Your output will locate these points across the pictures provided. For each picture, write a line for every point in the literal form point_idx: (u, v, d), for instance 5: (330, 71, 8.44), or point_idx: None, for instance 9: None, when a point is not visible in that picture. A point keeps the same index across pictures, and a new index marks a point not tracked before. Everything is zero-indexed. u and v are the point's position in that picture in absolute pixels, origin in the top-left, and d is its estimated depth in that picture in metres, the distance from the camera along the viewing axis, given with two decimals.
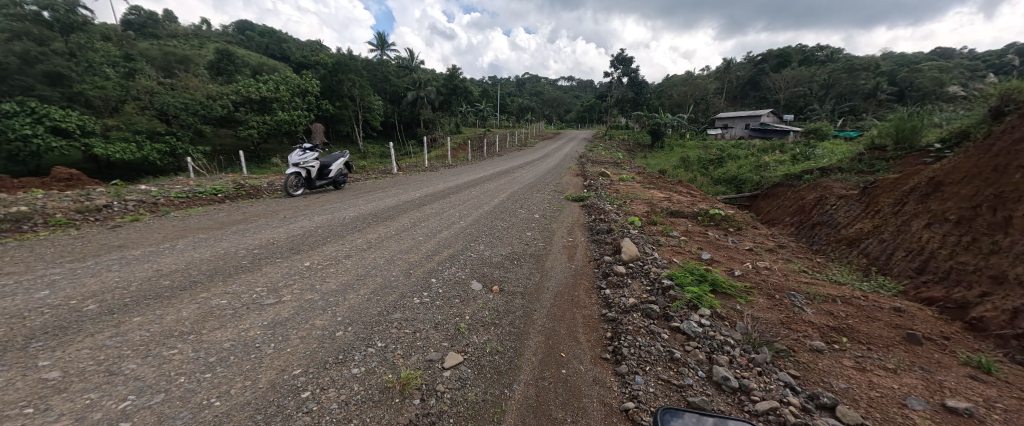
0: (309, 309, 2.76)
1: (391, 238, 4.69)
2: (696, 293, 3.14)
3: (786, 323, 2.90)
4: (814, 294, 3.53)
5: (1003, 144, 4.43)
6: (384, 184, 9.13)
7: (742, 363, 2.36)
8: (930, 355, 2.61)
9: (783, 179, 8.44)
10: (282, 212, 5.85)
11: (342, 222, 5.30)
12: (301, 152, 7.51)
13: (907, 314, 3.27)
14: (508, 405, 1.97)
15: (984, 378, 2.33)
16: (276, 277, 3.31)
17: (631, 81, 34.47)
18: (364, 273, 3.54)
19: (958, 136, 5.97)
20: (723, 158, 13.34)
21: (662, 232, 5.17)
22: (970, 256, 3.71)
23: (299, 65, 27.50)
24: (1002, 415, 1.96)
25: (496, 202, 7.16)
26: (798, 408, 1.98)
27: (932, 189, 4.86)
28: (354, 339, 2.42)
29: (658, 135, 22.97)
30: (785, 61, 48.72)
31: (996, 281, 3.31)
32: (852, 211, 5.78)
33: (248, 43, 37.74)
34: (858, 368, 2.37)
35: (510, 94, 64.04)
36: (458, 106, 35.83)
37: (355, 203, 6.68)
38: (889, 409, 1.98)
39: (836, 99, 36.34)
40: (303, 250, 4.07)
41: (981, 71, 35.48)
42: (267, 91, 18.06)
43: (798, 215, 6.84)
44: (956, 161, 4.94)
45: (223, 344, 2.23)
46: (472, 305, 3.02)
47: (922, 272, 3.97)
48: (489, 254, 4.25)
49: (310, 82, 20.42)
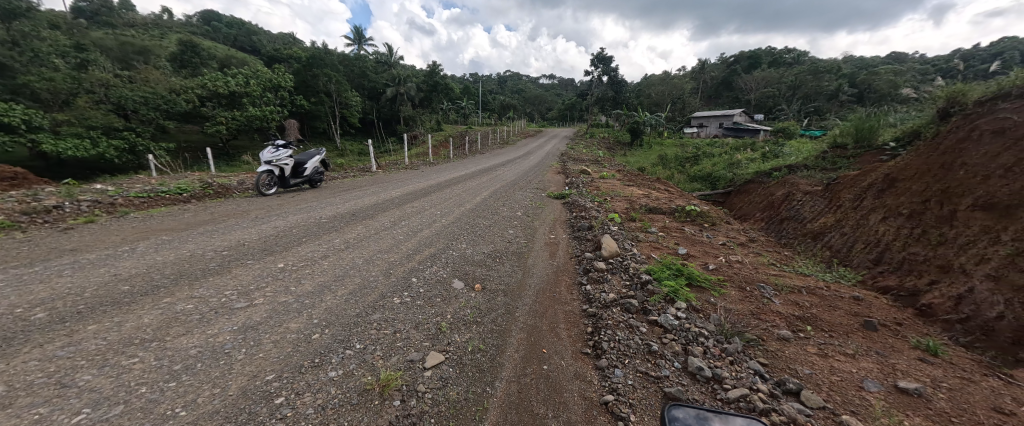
0: (283, 312, 2.67)
1: (370, 237, 4.60)
2: (673, 286, 3.23)
3: (756, 314, 3.04)
4: (782, 285, 3.71)
5: (950, 142, 4.76)
6: (363, 182, 8.92)
7: (715, 353, 2.45)
8: (884, 339, 2.80)
9: (754, 176, 8.79)
10: (253, 212, 5.63)
11: (318, 222, 5.15)
12: (273, 149, 7.21)
13: (865, 302, 3.49)
14: (490, 402, 1.97)
15: (931, 361, 2.53)
16: (247, 279, 3.18)
17: (610, 80, 34.99)
18: (342, 273, 3.46)
19: (910, 136, 6.39)
20: (699, 156, 13.77)
21: (641, 229, 5.29)
22: (920, 247, 3.98)
23: (270, 58, 26.41)
24: (947, 394, 2.13)
25: (477, 200, 7.13)
26: (766, 394, 2.08)
27: (887, 185, 5.18)
28: (331, 341, 2.36)
29: (637, 134, 23.51)
30: (756, 63, 50.65)
31: (944, 270, 3.57)
32: (817, 206, 6.09)
33: (215, 34, 36.02)
34: (821, 354, 2.52)
35: (491, 92, 63.75)
36: (438, 103, 35.38)
37: (332, 201, 6.50)
38: (848, 392, 2.11)
39: (802, 99, 38.16)
40: (276, 251, 3.92)
41: (931, 75, 38.12)
42: (235, 85, 16.91)
43: (767, 210, 7.15)
44: (909, 158, 5.28)
45: (189, 351, 2.13)
46: (453, 304, 3.00)
47: (878, 263, 4.24)
48: (471, 252, 4.23)
49: (282, 76, 19.66)
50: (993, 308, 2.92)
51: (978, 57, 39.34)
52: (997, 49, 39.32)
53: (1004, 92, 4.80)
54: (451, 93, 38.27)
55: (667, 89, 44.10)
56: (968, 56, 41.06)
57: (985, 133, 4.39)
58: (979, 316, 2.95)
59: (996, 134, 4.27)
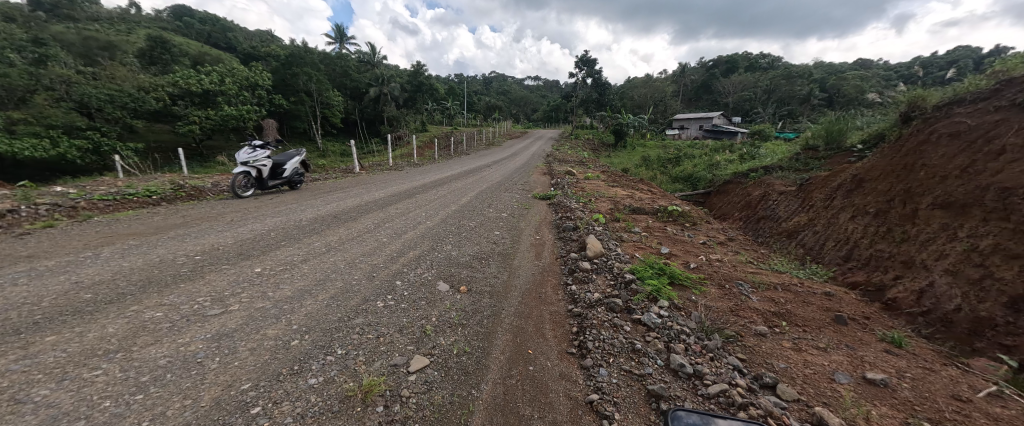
0: (260, 318, 2.58)
1: (353, 240, 4.50)
2: (655, 285, 3.28)
3: (735, 311, 3.13)
4: (759, 282, 3.83)
5: (911, 145, 5.03)
6: (344, 184, 8.74)
7: (696, 350, 2.50)
8: (854, 333, 2.93)
9: (732, 177, 9.06)
10: (229, 215, 5.43)
11: (299, 224, 5.01)
12: (250, 149, 6.97)
13: (836, 297, 3.64)
14: (475, 405, 1.95)
15: (897, 352, 2.65)
16: (222, 285, 3.05)
17: (594, 82, 35.46)
18: (323, 277, 3.37)
19: (876, 138, 6.72)
20: (680, 157, 14.11)
21: (625, 229, 5.37)
22: (886, 245, 4.18)
23: (247, 56, 25.66)
24: (911, 383, 2.25)
25: (463, 201, 7.09)
26: (745, 388, 2.13)
27: (855, 185, 5.43)
28: (311, 347, 2.30)
29: (621, 135, 23.91)
30: (733, 67, 52.28)
31: (907, 265, 3.76)
32: (791, 205, 6.33)
33: (187, 31, 34.69)
34: (795, 349, 2.61)
35: (476, 92, 63.59)
36: (422, 104, 35.05)
37: (313, 203, 6.34)
38: (821, 385, 2.20)
39: (777, 103, 39.63)
40: (253, 255, 3.79)
41: (894, 81, 40.26)
42: (210, 83, 16.31)
43: (745, 210, 7.38)
44: (874, 160, 5.55)
45: (158, 362, 2.03)
46: (438, 306, 2.97)
47: (848, 259, 4.43)
48: (456, 254, 4.20)
49: (260, 75, 19.07)
50: (951, 301, 3.11)
51: (936, 63, 41.82)
52: (953, 57, 41.87)
53: (959, 97, 5.11)
54: (435, 93, 37.97)
55: (649, 92, 45.01)
56: (927, 63, 43.54)
57: (942, 136, 4.67)
58: (938, 308, 3.13)
59: (952, 137, 4.54)
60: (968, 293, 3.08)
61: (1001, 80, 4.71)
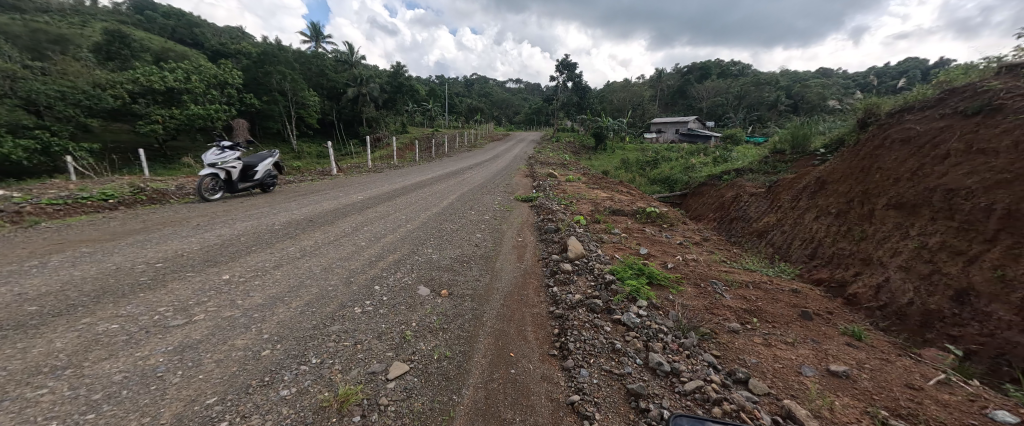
0: (227, 328, 2.46)
1: (329, 244, 4.37)
2: (634, 286, 3.35)
3: (710, 309, 3.23)
4: (732, 280, 3.98)
5: (868, 149, 5.35)
6: (321, 186, 8.48)
7: (673, 348, 2.56)
8: (818, 328, 3.08)
9: (707, 179, 9.37)
10: (195, 219, 5.17)
11: (271, 228, 4.82)
12: (218, 150, 6.68)
13: (802, 294, 3.82)
14: (456, 411, 1.93)
15: (857, 345, 2.81)
16: (185, 294, 2.89)
17: (575, 86, 35.99)
18: (297, 284, 3.25)
19: (837, 142, 7.11)
20: (658, 160, 14.50)
21: (605, 230, 5.45)
22: (846, 243, 4.43)
23: (215, 53, 24.59)
24: (870, 374, 2.38)
25: (444, 204, 7.02)
26: (719, 384, 2.20)
27: (819, 187, 5.73)
28: (283, 357, 2.21)
29: (601, 138, 24.38)
30: (707, 73, 54.16)
31: (866, 262, 3.99)
32: (761, 206, 6.61)
33: (150, 26, 32.86)
34: (765, 344, 2.71)
35: (457, 94, 63.29)
36: (402, 105, 34.55)
37: (287, 207, 6.12)
38: (789, 378, 2.30)
39: (747, 108, 41.42)
40: (221, 262, 3.61)
41: (852, 89, 42.94)
42: (174, 81, 15.49)
43: (719, 211, 7.65)
44: (835, 163, 5.87)
45: (112, 377, 1.90)
46: (419, 311, 2.92)
47: (813, 258, 4.66)
48: (437, 257, 4.14)
49: (229, 73, 18.28)
50: (904, 295, 3.32)
51: (888, 73, 44.83)
52: (904, 67, 45.04)
53: (909, 105, 5.48)
54: (416, 95, 37.50)
55: (627, 96, 46.11)
56: (880, 73, 46.72)
57: (894, 142, 5.00)
58: (893, 303, 3.33)
59: (904, 142, 4.85)
60: (919, 287, 3.29)
61: (944, 89, 5.07)
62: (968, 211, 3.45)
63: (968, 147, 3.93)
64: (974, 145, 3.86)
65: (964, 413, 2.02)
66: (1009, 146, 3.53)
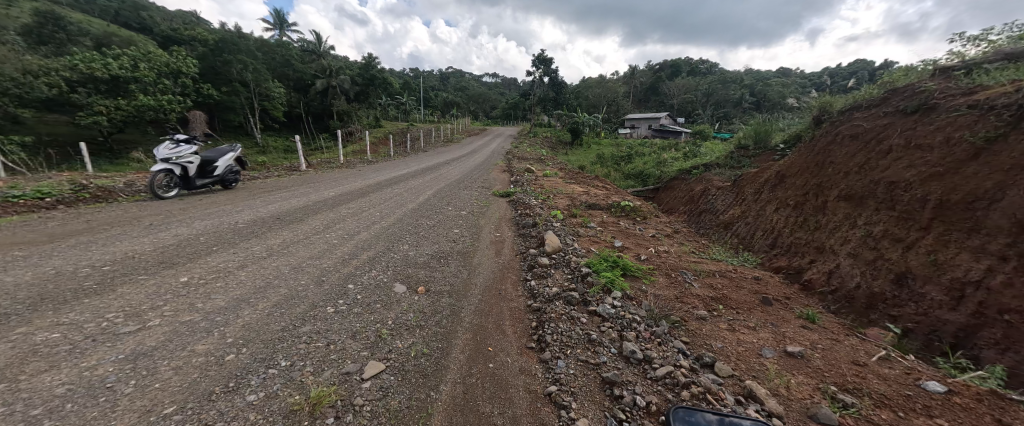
0: (187, 333, 2.33)
1: (299, 243, 4.21)
2: (609, 277, 3.45)
3: (680, 298, 3.36)
4: (700, 270, 4.16)
5: (822, 145, 5.72)
6: (288, 182, 8.10)
7: (646, 336, 2.65)
8: (777, 312, 3.29)
9: (678, 173, 9.72)
10: (148, 218, 4.81)
11: (234, 227, 4.57)
12: (173, 143, 6.21)
13: (763, 281, 4.06)
14: (434, 407, 1.92)
15: (812, 327, 3.02)
16: (137, 299, 2.70)
17: (551, 81, 36.16)
18: (264, 284, 3.10)
19: (794, 138, 7.54)
20: (632, 155, 14.85)
21: (581, 224, 5.54)
22: (803, 233, 4.73)
23: (167, 39, 22.86)
24: (822, 354, 2.57)
25: (421, 200, 6.89)
26: (688, 369, 2.30)
27: (779, 180, 6.08)
28: (249, 361, 2.11)
29: (577, 133, 24.68)
30: (677, 71, 55.79)
31: (820, 251, 4.28)
32: (727, 199, 6.93)
33: (89, 7, 30.00)
34: (730, 329, 2.86)
35: (432, 88, 62.10)
36: (375, 98, 33.51)
37: (254, 204, 5.83)
38: (751, 360, 2.44)
39: (714, 105, 43.14)
40: (178, 263, 3.39)
41: (809, 89, 45.63)
42: (120, 68, 14.19)
43: (689, 204, 7.95)
44: (793, 158, 6.23)
45: (54, 391, 1.75)
46: (395, 309, 2.87)
47: (774, 247, 4.95)
48: (414, 254, 4.08)
49: (184, 62, 17.00)
50: (852, 279, 3.60)
51: (841, 74, 47.97)
52: (853, 68, 48.31)
53: (857, 103, 5.88)
54: (389, 88, 36.48)
55: (602, 93, 46.85)
56: (834, 74, 49.90)
57: (845, 138, 5.35)
58: (843, 287, 3.62)
59: (853, 138, 5.21)
60: (866, 273, 3.58)
61: (888, 89, 5.47)
62: (906, 201, 3.76)
63: (907, 142, 4.26)
64: (913, 141, 4.19)
65: (901, 384, 2.22)
66: (941, 142, 3.85)
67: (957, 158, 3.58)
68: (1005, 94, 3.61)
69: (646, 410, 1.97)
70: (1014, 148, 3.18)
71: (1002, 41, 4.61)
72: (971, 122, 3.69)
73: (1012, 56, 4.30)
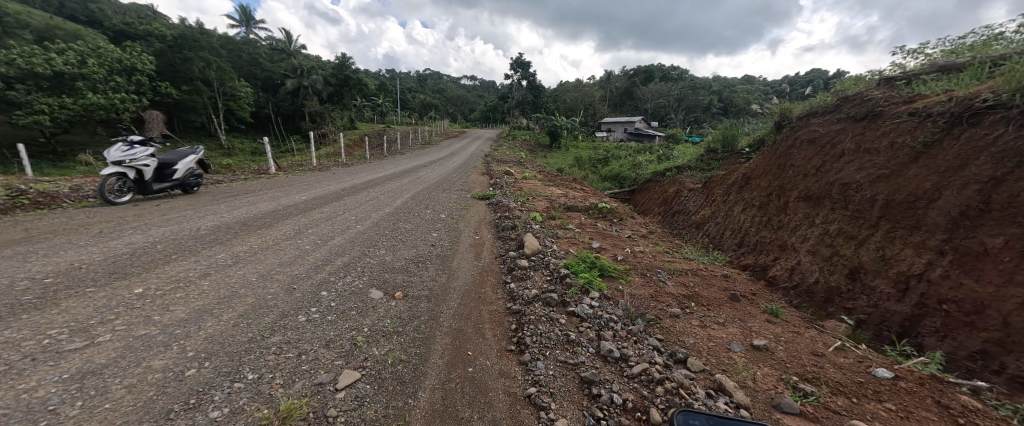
0: (142, 347, 2.18)
1: (267, 249, 4.05)
2: (587, 278, 3.51)
3: (655, 296, 3.46)
4: (673, 269, 4.30)
5: (783, 148, 6.04)
6: (256, 186, 7.75)
7: (623, 335, 2.71)
8: (744, 307, 3.44)
9: (652, 176, 10.03)
10: (97, 225, 4.48)
11: (196, 234, 4.33)
12: (126, 145, 5.79)
13: (731, 278, 4.24)
14: (413, 414, 1.88)
15: (776, 321, 3.19)
16: (84, 313, 2.50)
17: (529, 84, 36.44)
18: (228, 294, 2.94)
19: (758, 142, 7.93)
20: (609, 158, 15.20)
21: (560, 226, 5.60)
22: (768, 232, 4.97)
23: (120, 33, 21.41)
24: (786, 346, 2.71)
25: (398, 203, 6.79)
26: (662, 365, 2.37)
27: (745, 182, 6.38)
28: (212, 375, 1.99)
29: (555, 136, 25.06)
30: (651, 76, 57.54)
31: (783, 249, 4.52)
32: (698, 200, 7.21)
33: None
34: (701, 326, 2.97)
35: (409, 90, 61.24)
36: (350, 99, 32.70)
37: (218, 209, 5.55)
38: (721, 354, 2.54)
39: (686, 110, 44.89)
40: (131, 274, 3.16)
41: (771, 96, 48.41)
42: (65, 64, 13.14)
43: (663, 206, 8.22)
44: (758, 161, 6.56)
45: None
46: (371, 315, 2.80)
47: (742, 246, 5.19)
48: (391, 258, 4.00)
49: (139, 58, 15.94)
50: (812, 275, 3.85)
51: (798, 82, 51.25)
52: (810, 77, 51.68)
53: (814, 109, 6.26)
54: (365, 89, 35.71)
55: (579, 97, 47.69)
56: (792, 82, 53.38)
57: (803, 142, 5.68)
58: (804, 282, 3.86)
59: (810, 142, 5.53)
60: (823, 268, 3.83)
61: (840, 97, 5.87)
62: (857, 201, 4.04)
63: (857, 146, 4.57)
64: (862, 145, 4.50)
65: (855, 372, 2.38)
66: (886, 146, 4.15)
67: (900, 161, 3.87)
68: (940, 103, 3.93)
69: (623, 407, 2.02)
70: (948, 152, 3.47)
71: (936, 54, 5.05)
72: (912, 128, 3.99)
73: (945, 67, 4.69)
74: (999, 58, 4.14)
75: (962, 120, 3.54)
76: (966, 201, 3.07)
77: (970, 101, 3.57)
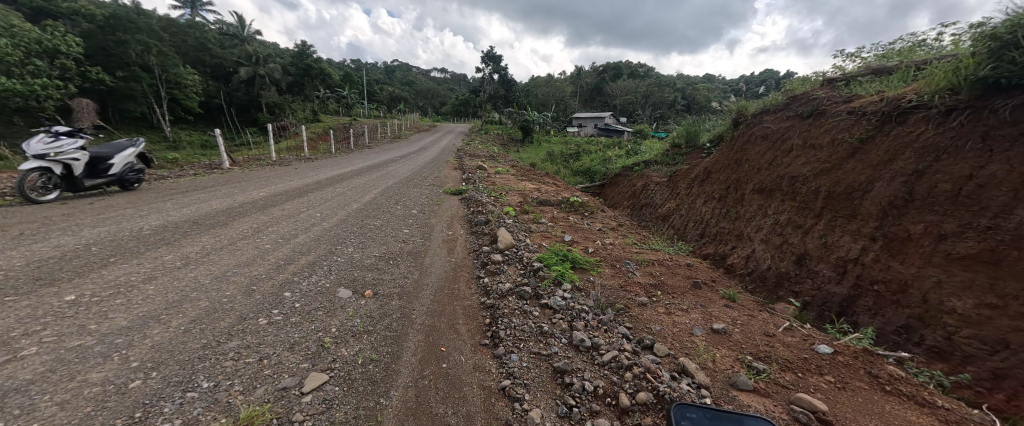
0: (76, 360, 1.98)
1: (222, 249, 3.77)
2: (560, 270, 3.57)
3: (624, 286, 3.58)
4: (641, 259, 4.47)
5: (741, 144, 6.39)
6: (209, 182, 7.20)
7: (594, 325, 2.78)
8: (705, 294, 3.65)
9: (622, 170, 10.32)
10: (19, 226, 4.00)
11: (138, 234, 3.97)
12: (49, 137, 5.21)
13: (694, 267, 4.47)
14: (385, 414, 1.85)
15: (734, 305, 3.40)
16: (3, 324, 2.23)
17: (500, 78, 36.25)
18: (178, 299, 2.73)
19: (718, 138, 8.35)
20: (580, 153, 15.44)
21: (532, 220, 5.65)
22: (728, 223, 5.26)
23: (38, 11, 19.01)
24: (742, 329, 2.89)
25: (367, 199, 6.56)
26: (631, 352, 2.46)
27: (706, 176, 6.70)
28: (160, 386, 1.85)
29: (528, 131, 25.16)
30: (619, 73, 58.88)
31: (741, 238, 4.81)
32: (664, 194, 7.52)
33: None
34: (666, 313, 3.11)
35: (376, 81, 58.97)
36: (312, 90, 31.06)
37: (165, 207, 5.10)
38: (684, 339, 2.68)
39: (652, 107, 46.39)
40: (61, 280, 2.85)
41: (729, 94, 51.09)
42: None
43: (632, 199, 8.49)
44: (718, 155, 6.91)
45: None
46: (339, 315, 2.70)
47: (703, 237, 5.46)
48: (360, 256, 3.86)
49: (64, 39, 14.28)
50: (765, 262, 4.14)
51: (754, 82, 54.39)
52: (764, 77, 54.93)
53: (767, 107, 6.66)
54: (328, 80, 34.04)
55: (550, 92, 48.01)
56: (748, 81, 56.66)
57: (758, 139, 6.03)
58: (757, 269, 4.15)
59: (764, 138, 5.90)
60: (774, 255, 4.13)
61: (789, 96, 6.29)
62: (804, 193, 4.37)
63: (804, 142, 4.91)
64: (808, 141, 4.85)
65: (800, 349, 2.59)
66: (829, 142, 4.50)
67: (840, 155, 4.21)
68: (873, 102, 4.31)
69: (594, 394, 2.08)
70: (880, 147, 3.81)
71: (870, 58, 5.52)
72: (850, 126, 4.35)
73: (878, 70, 5.13)
74: (921, 63, 4.59)
75: (892, 119, 3.89)
76: (894, 191, 3.40)
77: (898, 102, 3.93)
